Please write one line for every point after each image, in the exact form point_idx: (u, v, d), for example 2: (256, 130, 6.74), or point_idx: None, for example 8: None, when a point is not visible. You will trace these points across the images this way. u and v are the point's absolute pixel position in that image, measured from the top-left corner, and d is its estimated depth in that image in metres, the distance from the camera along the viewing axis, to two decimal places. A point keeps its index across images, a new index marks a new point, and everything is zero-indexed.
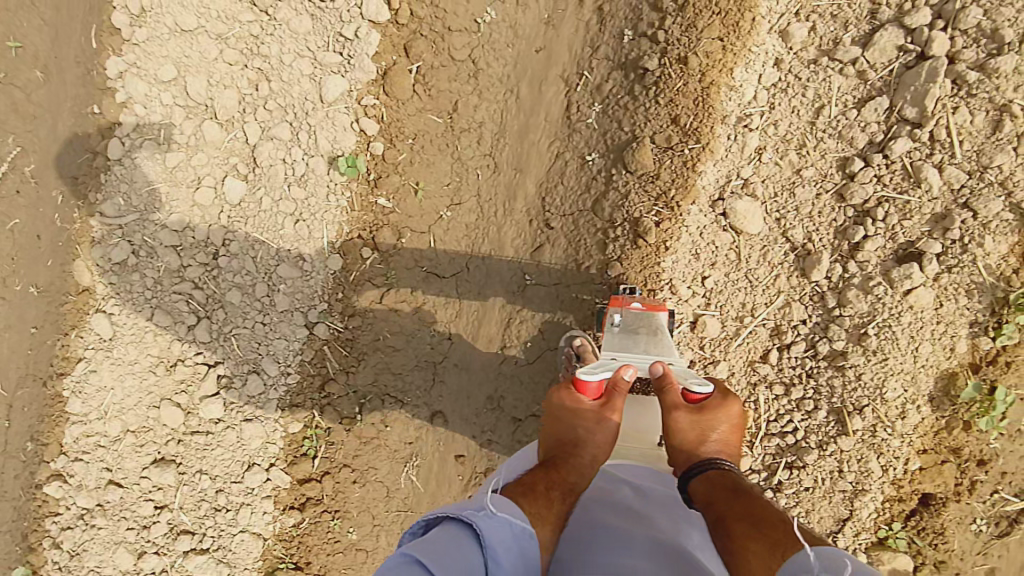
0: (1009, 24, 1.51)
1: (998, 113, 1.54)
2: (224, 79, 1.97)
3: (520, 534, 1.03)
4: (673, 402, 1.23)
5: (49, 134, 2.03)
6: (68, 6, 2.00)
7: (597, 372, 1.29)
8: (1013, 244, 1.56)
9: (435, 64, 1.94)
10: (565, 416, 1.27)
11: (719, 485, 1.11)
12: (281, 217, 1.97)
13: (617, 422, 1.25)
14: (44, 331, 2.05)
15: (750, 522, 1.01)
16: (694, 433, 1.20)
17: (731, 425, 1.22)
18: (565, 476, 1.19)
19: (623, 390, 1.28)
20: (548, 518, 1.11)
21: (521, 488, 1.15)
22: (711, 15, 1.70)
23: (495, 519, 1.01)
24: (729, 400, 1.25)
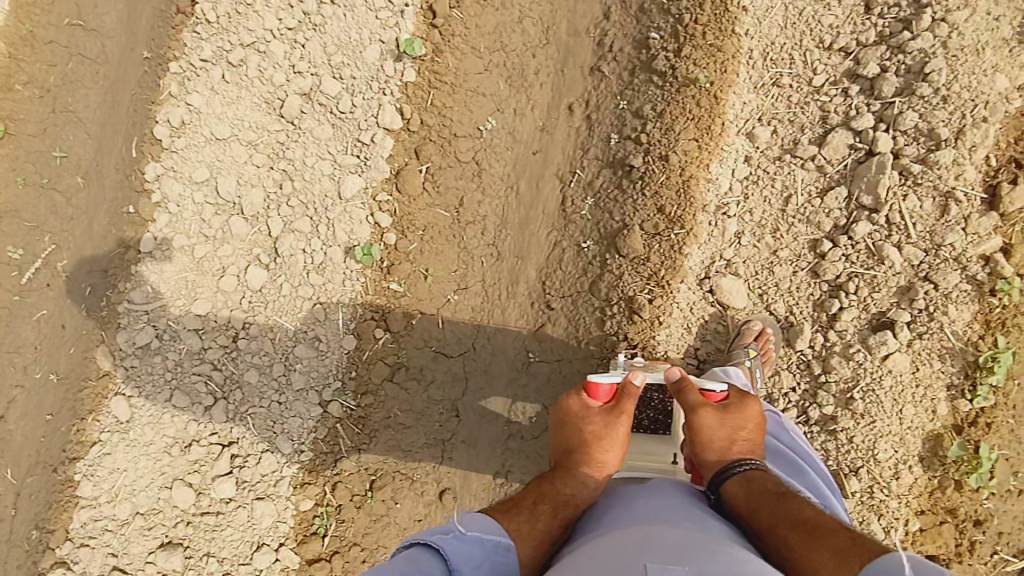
0: (944, 124, 1.73)
1: (943, 199, 1.73)
2: (252, 179, 2.14)
3: (494, 550, 1.17)
4: (698, 400, 1.39)
5: (85, 232, 2.21)
6: (112, 121, 2.24)
7: (609, 378, 1.52)
8: (975, 313, 1.70)
9: (443, 165, 2.14)
10: (573, 421, 1.46)
11: (757, 486, 1.27)
12: (300, 301, 2.09)
13: (623, 425, 1.42)
14: (59, 418, 2.13)
15: (803, 528, 1.14)
16: (723, 433, 1.37)
17: (753, 423, 1.41)
18: (561, 489, 1.34)
19: (634, 394, 1.45)
20: (530, 533, 1.24)
21: (507, 506, 1.30)
22: (686, 121, 1.94)
23: (462, 539, 1.14)
24: (747, 400, 1.44)
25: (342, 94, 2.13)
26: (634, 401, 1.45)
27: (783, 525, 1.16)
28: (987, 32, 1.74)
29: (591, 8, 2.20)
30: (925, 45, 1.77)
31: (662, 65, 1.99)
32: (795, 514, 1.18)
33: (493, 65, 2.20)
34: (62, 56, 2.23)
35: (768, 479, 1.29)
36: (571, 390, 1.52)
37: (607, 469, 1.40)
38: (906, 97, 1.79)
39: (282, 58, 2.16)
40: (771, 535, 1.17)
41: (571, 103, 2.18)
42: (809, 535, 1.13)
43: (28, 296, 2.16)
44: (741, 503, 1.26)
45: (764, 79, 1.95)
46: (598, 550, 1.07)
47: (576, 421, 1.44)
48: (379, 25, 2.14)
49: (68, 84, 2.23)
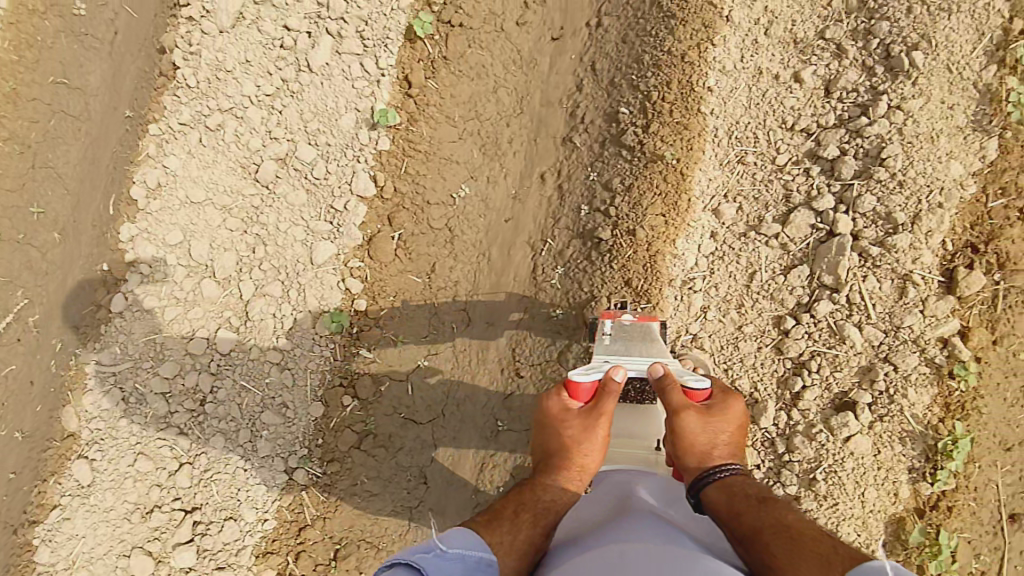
0: (901, 209, 1.78)
1: (902, 281, 1.77)
2: (224, 243, 2.16)
3: (474, 566, 1.20)
4: (681, 403, 1.43)
5: (58, 287, 2.22)
6: (92, 178, 2.27)
7: (589, 375, 1.51)
8: (934, 396, 1.72)
9: (415, 232, 2.17)
10: (554, 423, 1.50)
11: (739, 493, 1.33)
12: (267, 366, 2.09)
13: (603, 426, 1.46)
14: (22, 477, 2.11)
15: (786, 537, 1.20)
16: (706, 438, 1.42)
17: (734, 426, 1.46)
18: (541, 497, 1.42)
19: (613, 392, 1.47)
20: (511, 544, 1.30)
21: (488, 518, 1.36)
22: (653, 196, 1.97)
23: (440, 557, 1.17)
24: (730, 403, 1.48)
25: (317, 161, 2.17)
26: (614, 399, 1.47)
27: (766, 532, 1.23)
28: (941, 119, 1.81)
29: (563, 80, 2.29)
30: (883, 131, 1.83)
31: (630, 140, 2.04)
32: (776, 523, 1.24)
33: (467, 134, 2.25)
34: (45, 112, 2.26)
35: (748, 485, 1.36)
36: (552, 389, 1.53)
37: (588, 471, 1.47)
38: (865, 180, 1.84)
39: (259, 124, 2.20)
40: (754, 542, 1.23)
41: (543, 172, 2.23)
42: (790, 543, 1.19)
43: None
44: (723, 509, 1.32)
45: (729, 157, 2.00)
46: (584, 562, 1.17)
47: (556, 426, 1.47)
48: (355, 94, 2.20)
49: (49, 141, 2.25)
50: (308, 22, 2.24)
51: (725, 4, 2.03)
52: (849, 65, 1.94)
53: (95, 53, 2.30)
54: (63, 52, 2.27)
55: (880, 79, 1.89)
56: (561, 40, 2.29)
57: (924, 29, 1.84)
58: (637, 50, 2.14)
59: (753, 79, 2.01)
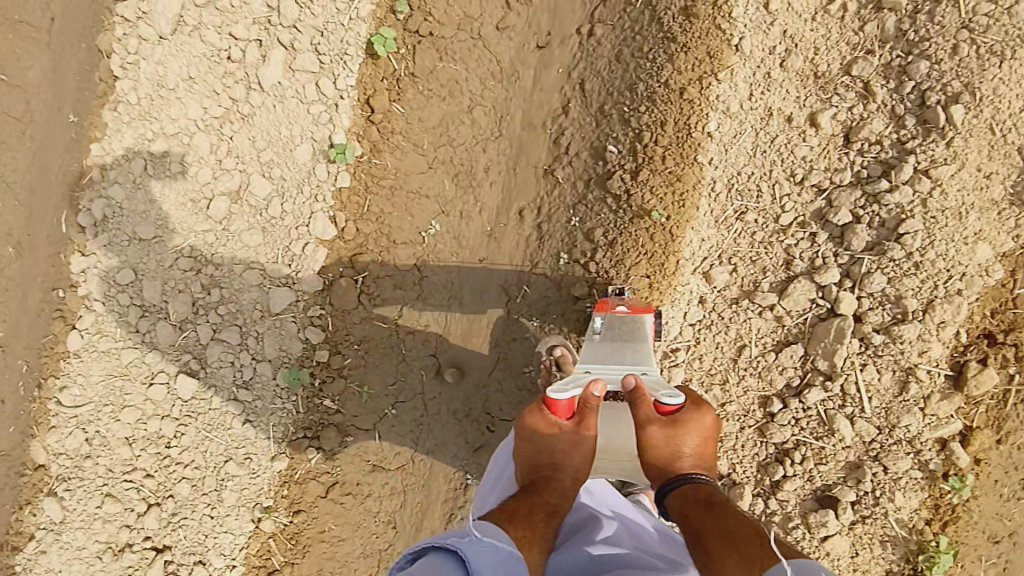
0: (913, 292, 1.61)
1: (904, 373, 1.63)
2: (178, 284, 2.03)
3: (507, 556, 1.06)
4: (645, 417, 1.23)
5: (19, 305, 2.08)
6: (43, 188, 2.06)
7: (567, 390, 1.29)
8: (923, 499, 1.64)
9: (381, 274, 2.01)
10: (536, 441, 1.30)
11: (693, 500, 1.16)
12: (229, 417, 2.05)
13: (593, 437, 1.28)
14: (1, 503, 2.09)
15: (724, 539, 1.05)
16: (667, 450, 1.22)
17: (704, 436, 1.23)
18: (547, 499, 1.26)
19: (595, 407, 1.28)
20: (533, 539, 1.17)
21: (505, 513, 1.19)
22: (638, 254, 1.77)
23: (481, 543, 1.03)
24: (701, 411, 1.25)
25: (272, 198, 2.00)
26: (597, 415, 1.29)
27: (710, 536, 1.08)
28: (973, 191, 1.58)
29: (548, 98, 1.97)
30: (904, 200, 1.61)
31: (617, 187, 1.80)
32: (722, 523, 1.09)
33: (438, 162, 2.01)
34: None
35: (711, 491, 1.19)
36: (529, 405, 1.31)
37: (582, 480, 1.32)
38: (876, 255, 1.64)
39: (208, 152, 2.00)
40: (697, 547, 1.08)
41: (522, 208, 1.99)
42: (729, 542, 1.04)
43: None
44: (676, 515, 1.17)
45: (726, 213, 1.77)
46: None
47: (542, 443, 1.29)
48: (312, 120, 1.98)
49: None
50: (258, 28, 1.97)
51: (735, 29, 1.72)
52: (875, 111, 1.66)
53: (32, 44, 2.02)
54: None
55: (909, 133, 1.63)
56: (547, 49, 1.97)
57: (969, 77, 1.57)
58: (631, 74, 1.83)
59: (762, 122, 1.74)
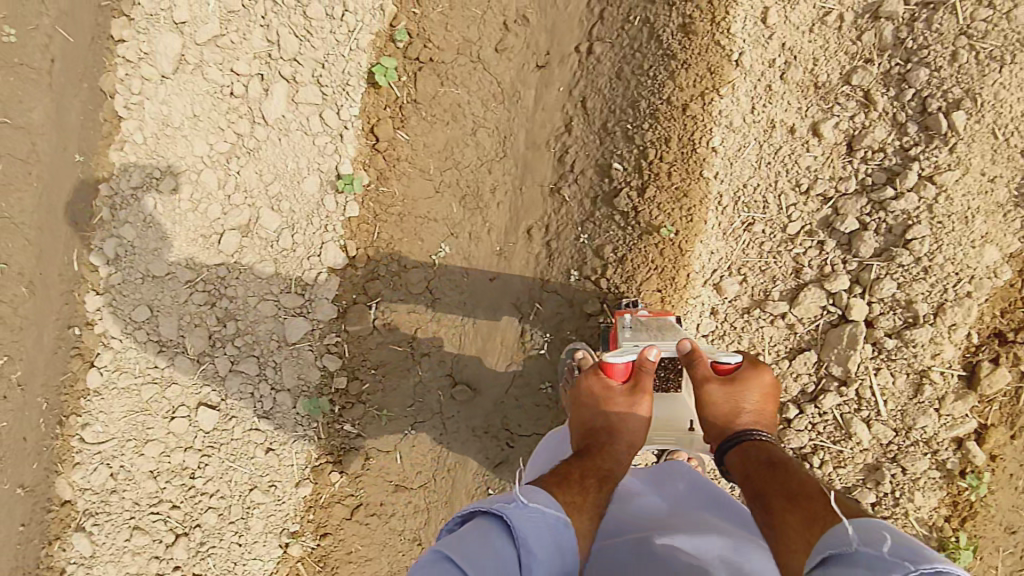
0: (923, 297, 1.63)
1: (918, 376, 1.66)
2: (193, 319, 2.05)
3: (555, 523, 1.03)
4: (704, 373, 1.28)
5: (35, 344, 2.05)
6: (53, 226, 2.04)
7: (623, 355, 1.37)
8: (942, 497, 1.66)
9: (393, 298, 2.03)
10: (592, 404, 1.34)
11: (754, 456, 1.17)
12: (252, 446, 2.07)
13: (646, 402, 1.32)
14: (30, 532, 2.07)
15: (786, 495, 1.03)
16: (728, 406, 1.26)
17: (763, 393, 1.28)
18: (600, 464, 1.24)
19: (650, 371, 1.34)
20: (584, 505, 1.13)
21: (555, 478, 1.17)
22: (649, 269, 1.78)
23: (528, 509, 1.01)
24: (759, 369, 1.31)
25: (282, 230, 2.03)
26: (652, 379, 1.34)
27: (773, 495, 1.05)
28: (978, 195, 1.60)
29: (551, 116, 1.99)
30: (909, 207, 1.63)
31: (623, 205, 1.82)
32: (786, 482, 1.07)
33: (445, 185, 2.02)
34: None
35: (775, 451, 1.18)
36: (586, 372, 1.38)
37: (636, 448, 1.31)
38: (884, 261, 1.66)
39: (216, 187, 2.02)
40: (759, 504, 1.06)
41: (530, 226, 2.01)
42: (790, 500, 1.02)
43: None
44: (738, 471, 1.18)
45: (734, 225, 1.79)
46: None
47: (597, 405, 1.33)
48: (317, 152, 2.00)
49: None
50: (258, 63, 2.00)
51: (735, 44, 1.74)
52: (877, 118, 1.68)
53: (34, 85, 1.98)
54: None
55: (911, 139, 1.65)
56: (546, 68, 1.99)
57: (969, 83, 1.59)
58: (632, 92, 1.85)
59: (765, 134, 1.77)
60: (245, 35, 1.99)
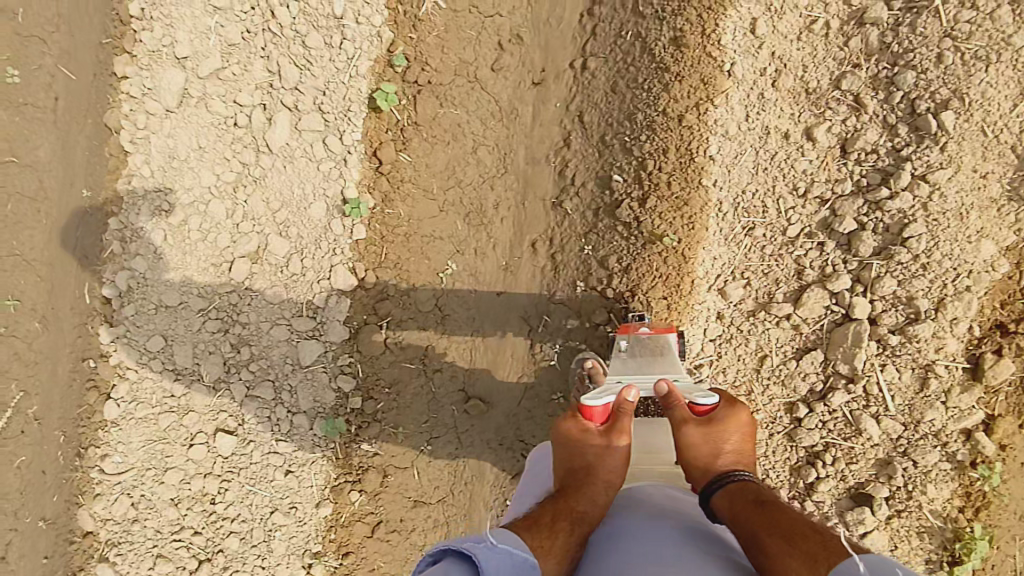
0: (924, 293, 1.67)
1: (923, 371, 1.70)
2: (208, 346, 2.09)
3: (519, 564, 1.10)
4: (681, 417, 1.31)
5: (50, 379, 2.07)
6: (63, 262, 2.07)
7: (602, 397, 1.36)
8: (954, 489, 1.70)
9: (403, 317, 2.06)
10: (570, 446, 1.33)
11: (742, 498, 1.21)
12: (271, 469, 2.10)
13: (624, 441, 1.31)
14: (53, 563, 2.09)
15: (783, 535, 1.09)
16: (707, 448, 1.29)
17: (741, 434, 1.31)
18: (573, 505, 1.26)
19: (629, 412, 1.32)
20: (552, 549, 1.18)
21: (526, 522, 1.23)
22: (654, 278, 1.82)
23: (492, 551, 1.07)
24: (735, 409, 1.34)
25: (292, 255, 2.06)
26: (631, 418, 1.32)
27: (768, 536, 1.10)
28: (972, 191, 1.64)
29: (549, 132, 2.03)
30: (905, 206, 1.67)
31: (626, 216, 1.85)
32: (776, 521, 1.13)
33: (449, 204, 2.06)
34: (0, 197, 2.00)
35: (757, 492, 1.23)
36: (564, 413, 1.37)
37: (615, 486, 1.30)
38: (884, 259, 1.70)
39: (224, 217, 2.06)
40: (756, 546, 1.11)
41: (534, 240, 2.05)
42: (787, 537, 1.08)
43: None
44: (726, 513, 1.21)
45: (735, 230, 1.83)
46: None
47: (574, 447, 1.32)
48: (323, 177, 2.04)
49: (11, 227, 2.01)
50: (260, 93, 2.04)
51: (726, 55, 1.79)
52: (868, 121, 1.72)
53: (39, 124, 2.01)
54: (5, 127, 1.99)
55: (904, 140, 1.69)
56: (543, 84, 2.03)
57: (956, 83, 1.63)
58: (628, 105, 1.89)
59: (761, 140, 1.80)
60: (246, 66, 2.03)
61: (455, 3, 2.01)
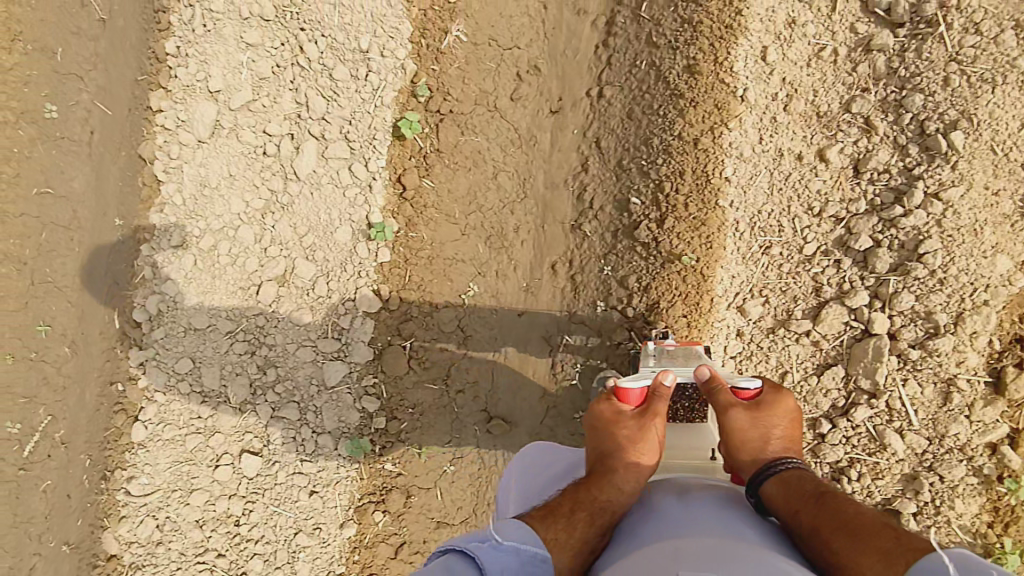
0: (942, 307, 1.70)
1: (945, 385, 1.71)
2: (235, 368, 2.13)
3: (528, 560, 1.11)
4: (727, 401, 1.30)
5: (77, 403, 2.10)
6: (94, 287, 2.13)
7: (638, 383, 1.38)
8: (982, 504, 1.70)
9: (426, 338, 2.10)
10: (603, 430, 1.33)
11: (796, 487, 1.17)
12: (296, 490, 2.12)
13: (658, 424, 1.31)
14: None
15: (848, 530, 1.05)
16: (757, 433, 1.27)
17: (788, 420, 1.30)
18: (596, 494, 1.24)
19: (665, 396, 1.34)
20: (567, 542, 1.17)
21: (542, 513, 1.24)
22: (674, 296, 1.86)
23: (500, 550, 1.08)
24: (781, 395, 1.33)
25: (318, 278, 2.12)
26: (667, 402, 1.34)
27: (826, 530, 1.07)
28: (985, 208, 1.68)
29: (568, 157, 2.11)
30: (920, 223, 1.71)
31: (645, 236, 1.90)
32: (836, 514, 1.09)
33: (470, 228, 2.11)
34: (35, 226, 2.04)
35: (807, 480, 1.20)
36: (600, 397, 1.39)
37: (645, 472, 1.27)
38: (901, 275, 1.73)
39: (252, 242, 2.12)
40: (813, 539, 1.08)
41: (554, 262, 2.10)
42: (854, 534, 1.04)
43: (30, 470, 2.03)
44: (781, 505, 1.16)
45: (752, 249, 1.87)
46: (630, 569, 1.02)
47: (605, 433, 1.32)
48: (348, 203, 2.11)
49: (44, 256, 2.05)
50: (289, 123, 2.12)
51: (738, 81, 1.85)
52: (879, 142, 1.78)
53: (75, 156, 2.09)
54: (41, 160, 2.04)
55: (914, 160, 1.74)
56: (560, 112, 2.11)
57: (964, 105, 1.69)
58: (644, 130, 1.95)
59: (775, 162, 1.86)
60: (275, 98, 2.12)
61: (476, 36, 2.09)
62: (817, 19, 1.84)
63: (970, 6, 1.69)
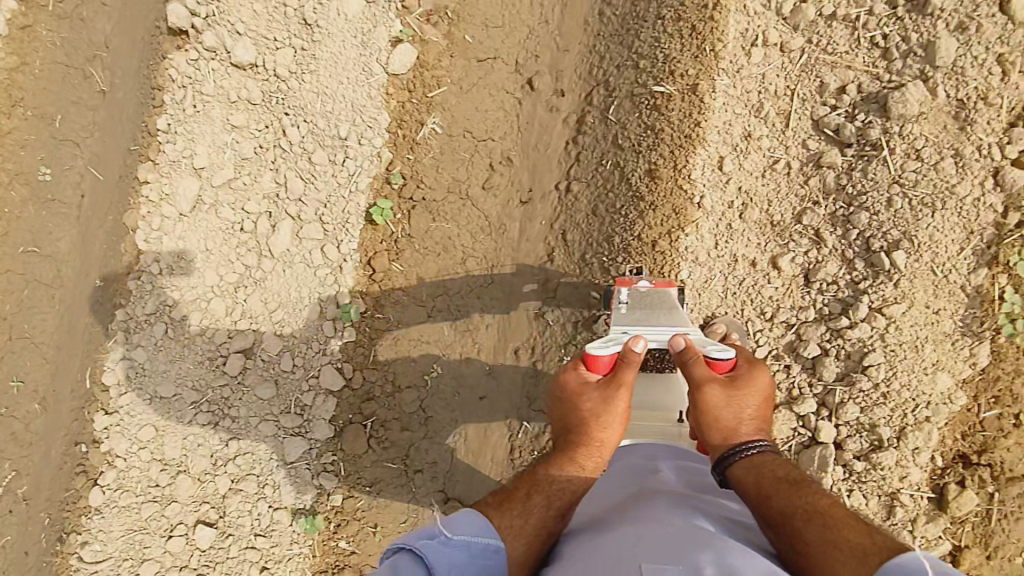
0: (885, 420, 1.74)
1: (889, 498, 1.73)
2: (197, 437, 2.15)
3: (479, 553, 1.09)
4: (701, 373, 1.23)
5: (42, 461, 2.12)
6: (69, 345, 2.16)
7: (608, 347, 1.29)
8: None
9: (388, 417, 2.14)
10: (567, 402, 1.30)
11: (767, 470, 1.18)
12: (247, 564, 2.12)
13: (622, 396, 1.25)
14: None
15: (817, 522, 1.08)
16: (731, 412, 1.23)
17: (762, 395, 1.25)
18: (553, 479, 1.25)
19: (634, 362, 1.24)
20: (524, 530, 1.17)
21: (499, 498, 1.25)
22: None
23: (450, 544, 1.06)
24: (755, 370, 1.28)
25: (284, 353, 2.16)
26: (635, 369, 1.25)
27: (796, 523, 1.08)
28: (927, 326, 1.73)
29: (535, 247, 2.18)
30: (864, 335, 1.76)
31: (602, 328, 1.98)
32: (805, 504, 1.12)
33: (437, 310, 2.16)
34: (18, 282, 2.11)
35: (780, 464, 1.20)
36: (568, 364, 1.33)
37: (604, 448, 1.28)
38: (846, 385, 1.77)
39: (223, 314, 2.17)
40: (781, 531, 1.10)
41: (517, 347, 2.15)
42: (824, 529, 1.06)
43: None
44: (750, 486, 1.17)
45: None
46: (596, 554, 1.06)
47: (569, 405, 1.29)
48: (319, 282, 2.18)
49: (24, 312, 2.12)
50: (267, 202, 2.20)
51: (695, 188, 1.93)
52: (828, 254, 1.85)
53: (63, 218, 2.16)
54: (30, 221, 2.12)
55: (861, 274, 1.80)
56: (529, 203, 2.19)
57: (906, 226, 1.75)
58: (606, 228, 2.02)
59: (729, 267, 1.93)
60: (256, 177, 2.20)
61: (452, 128, 2.19)
62: (770, 133, 1.94)
63: (913, 133, 1.77)
